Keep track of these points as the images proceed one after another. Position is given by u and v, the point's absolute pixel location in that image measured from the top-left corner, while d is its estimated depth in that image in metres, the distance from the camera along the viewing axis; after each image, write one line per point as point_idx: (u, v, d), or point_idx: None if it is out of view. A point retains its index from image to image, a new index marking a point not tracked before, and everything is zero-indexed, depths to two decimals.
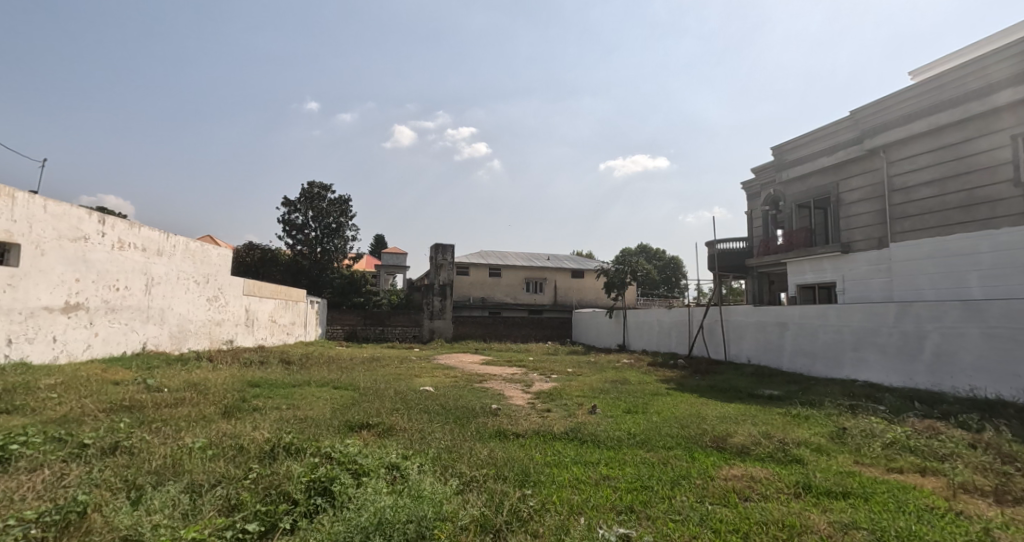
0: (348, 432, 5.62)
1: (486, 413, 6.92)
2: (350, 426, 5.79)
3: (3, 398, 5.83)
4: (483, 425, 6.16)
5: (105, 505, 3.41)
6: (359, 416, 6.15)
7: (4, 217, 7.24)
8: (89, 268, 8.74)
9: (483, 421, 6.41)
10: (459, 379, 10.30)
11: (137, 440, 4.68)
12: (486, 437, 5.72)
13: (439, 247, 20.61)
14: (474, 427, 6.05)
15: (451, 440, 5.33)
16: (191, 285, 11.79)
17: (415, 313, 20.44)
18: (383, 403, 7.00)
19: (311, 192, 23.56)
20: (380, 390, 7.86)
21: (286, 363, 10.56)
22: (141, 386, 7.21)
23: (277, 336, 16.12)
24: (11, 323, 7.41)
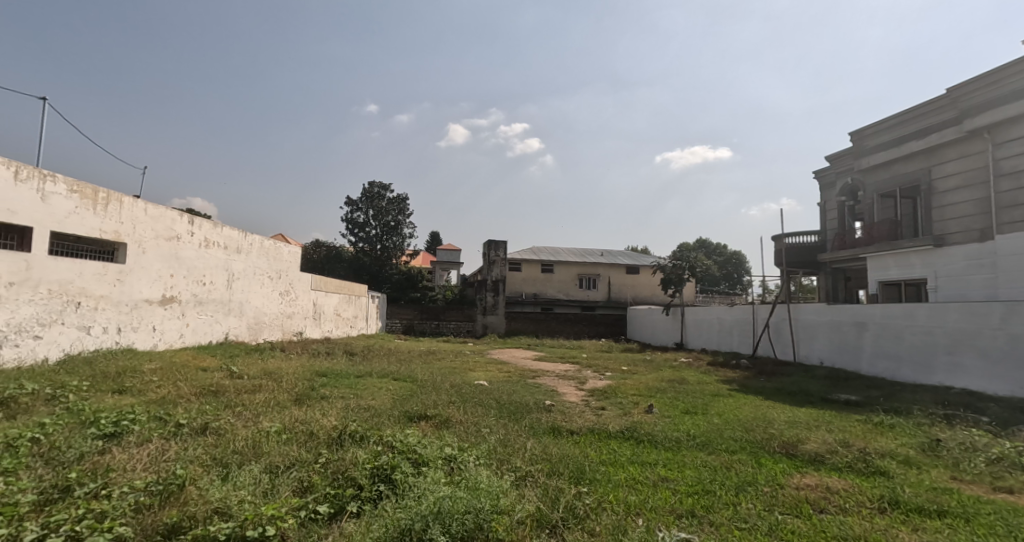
0: (407, 422, 5.73)
1: (540, 409, 6.88)
2: (408, 417, 5.91)
3: (114, 379, 6.39)
4: (537, 421, 6.11)
5: (198, 479, 3.65)
6: (417, 407, 6.27)
7: (112, 219, 7.89)
8: (181, 265, 9.41)
9: (537, 416, 6.37)
10: (512, 375, 10.29)
11: (223, 422, 4.97)
12: (540, 433, 5.66)
13: (492, 243, 20.71)
14: (528, 423, 6.01)
15: (505, 435, 5.32)
16: (266, 280, 12.44)
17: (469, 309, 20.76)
18: (439, 395, 7.11)
19: (371, 191, 24.32)
20: (437, 383, 7.99)
21: (349, 354, 11.00)
22: (224, 373, 7.70)
23: (341, 329, 16.79)
24: (120, 313, 8.10)
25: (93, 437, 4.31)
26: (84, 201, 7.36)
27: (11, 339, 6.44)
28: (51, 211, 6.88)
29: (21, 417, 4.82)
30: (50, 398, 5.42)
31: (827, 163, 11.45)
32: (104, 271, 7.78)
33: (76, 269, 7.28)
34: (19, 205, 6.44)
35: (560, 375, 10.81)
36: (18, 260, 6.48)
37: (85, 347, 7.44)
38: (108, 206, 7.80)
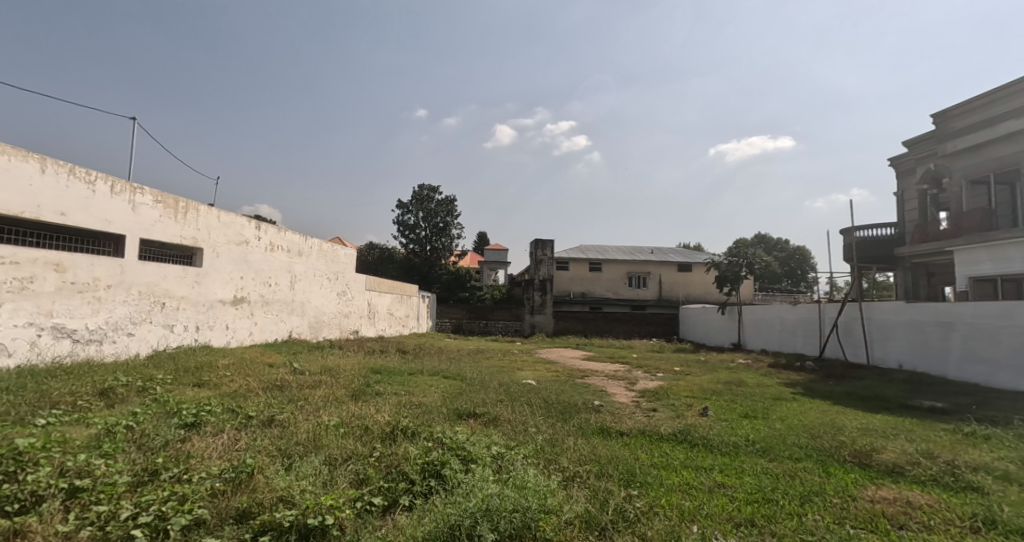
0: (456, 419, 5.72)
1: (589, 409, 6.70)
2: (457, 414, 5.90)
3: (193, 373, 6.78)
4: (585, 421, 5.96)
5: (265, 468, 3.77)
6: (466, 405, 6.24)
7: (189, 226, 8.47)
8: (249, 267, 9.91)
9: (587, 416, 6.21)
10: (561, 374, 10.14)
11: (288, 415, 5.12)
12: (589, 433, 5.51)
13: (539, 242, 20.57)
14: (576, 423, 5.86)
15: (553, 434, 5.19)
16: (325, 281, 12.85)
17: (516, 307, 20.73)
18: (488, 394, 7.06)
19: (421, 194, 24.72)
20: (485, 381, 7.97)
21: (401, 351, 11.19)
22: (287, 368, 8.00)
23: (394, 328, 17.17)
24: (198, 313, 8.67)
25: (176, 426, 4.56)
26: (167, 210, 7.98)
27: (109, 337, 7.06)
28: (139, 221, 7.49)
29: (115, 407, 5.18)
30: (141, 390, 5.80)
31: (905, 148, 10.63)
32: (183, 274, 8.35)
33: (161, 272, 7.90)
34: (113, 215, 7.04)
35: (609, 375, 10.59)
36: (114, 264, 7.10)
37: (169, 344, 8.06)
38: (187, 215, 8.42)
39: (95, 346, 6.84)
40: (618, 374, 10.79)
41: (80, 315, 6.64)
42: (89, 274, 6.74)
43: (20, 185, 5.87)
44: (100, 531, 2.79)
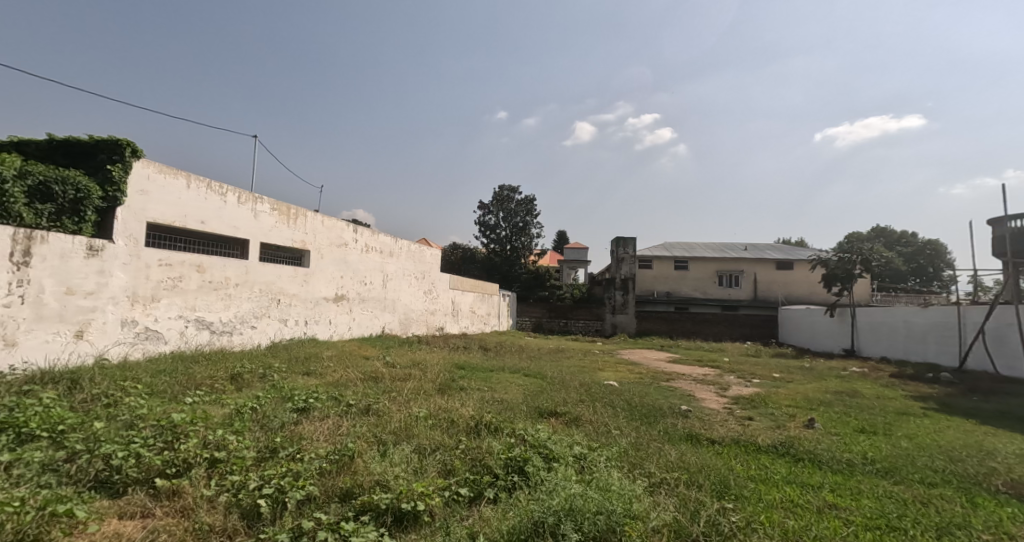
0: (538, 417, 5.51)
1: (676, 414, 6.20)
2: (538, 412, 5.69)
3: (304, 363, 7.21)
4: (672, 426, 5.50)
5: (364, 452, 3.87)
6: (548, 403, 6.02)
7: (299, 229, 9.06)
8: (348, 268, 10.40)
9: (673, 421, 5.74)
10: (644, 376, 9.64)
11: (383, 405, 5.21)
12: (677, 440, 5.06)
13: (620, 239, 19.82)
14: (662, 428, 5.43)
15: (637, 438, 4.82)
16: (413, 280, 13.22)
17: (596, 306, 20.25)
18: (569, 393, 6.79)
19: (501, 194, 24.85)
20: (566, 381, 7.70)
21: (484, 349, 11.22)
22: (381, 361, 8.27)
23: (476, 325, 17.40)
24: (307, 309, 9.25)
25: (290, 410, 4.82)
26: (281, 217, 8.62)
27: (237, 329, 7.82)
28: (260, 226, 8.21)
29: (242, 390, 5.60)
30: (262, 376, 6.23)
31: None
32: (295, 273, 8.96)
33: (276, 272, 8.52)
34: (240, 222, 7.81)
35: (697, 378, 9.91)
36: (241, 266, 7.83)
37: (284, 337, 8.70)
38: (298, 220, 9.03)
39: (228, 337, 7.63)
40: (707, 378, 10.04)
41: (216, 310, 7.44)
42: (222, 273, 7.53)
43: (174, 197, 6.75)
44: (234, 498, 3.17)
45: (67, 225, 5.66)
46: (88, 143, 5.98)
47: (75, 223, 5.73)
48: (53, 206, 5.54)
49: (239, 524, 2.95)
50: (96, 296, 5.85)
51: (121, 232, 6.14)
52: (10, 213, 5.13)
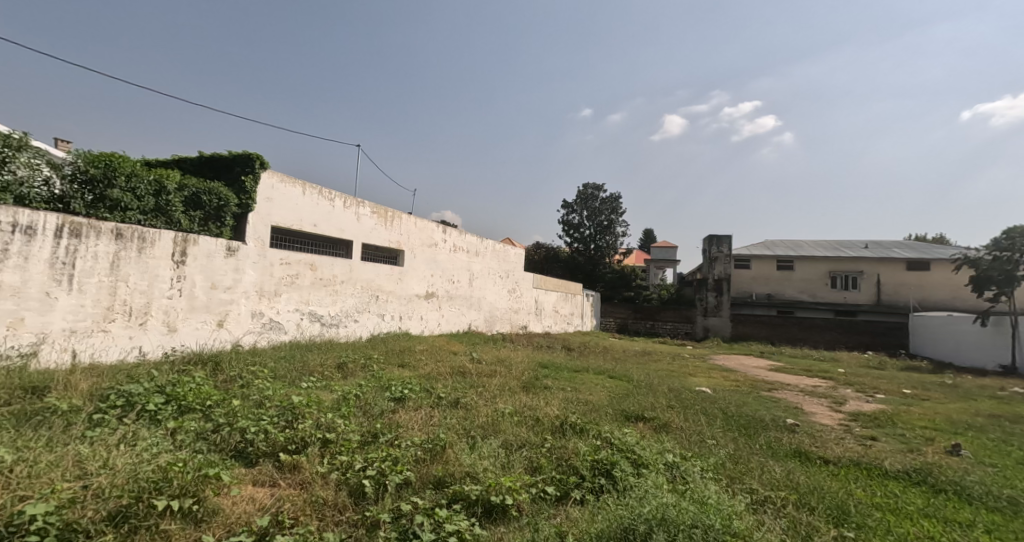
0: (624, 421, 5.08)
1: (780, 428, 5.38)
2: (624, 416, 5.25)
3: (399, 355, 7.36)
4: (776, 440, 4.74)
5: (455, 443, 3.74)
6: (635, 407, 5.56)
7: (395, 231, 9.32)
8: (438, 267, 10.57)
9: (777, 435, 4.96)
10: (742, 385, 8.78)
11: (471, 399, 5.10)
12: (781, 456, 4.34)
13: (713, 238, 18.49)
14: (764, 442, 4.70)
15: (736, 450, 4.23)
16: (497, 278, 13.19)
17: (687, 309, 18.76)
18: (658, 398, 6.26)
19: (586, 193, 24.33)
20: (654, 385, 7.17)
21: (568, 348, 10.90)
22: (468, 357, 8.27)
23: (560, 324, 17.09)
24: (401, 305, 9.49)
25: (388, 399, 4.86)
26: (380, 219, 8.91)
27: (343, 322, 8.16)
28: (362, 228, 8.50)
29: (347, 378, 5.78)
30: (364, 365, 6.41)
31: None
32: (391, 271, 9.21)
33: (376, 270, 8.80)
34: (345, 224, 8.13)
35: (805, 390, 8.82)
36: (345, 264, 8.15)
37: (381, 331, 8.98)
38: (395, 222, 9.30)
39: (336, 329, 8.00)
40: (817, 390, 8.90)
41: (326, 304, 7.82)
42: (331, 271, 7.89)
43: (292, 202, 7.17)
44: (343, 476, 3.18)
45: (212, 230, 6.26)
46: (227, 157, 6.54)
47: (217, 228, 6.32)
48: (202, 213, 6.14)
49: (347, 500, 2.94)
50: (231, 290, 6.40)
51: (251, 234, 6.63)
52: (172, 220, 5.81)
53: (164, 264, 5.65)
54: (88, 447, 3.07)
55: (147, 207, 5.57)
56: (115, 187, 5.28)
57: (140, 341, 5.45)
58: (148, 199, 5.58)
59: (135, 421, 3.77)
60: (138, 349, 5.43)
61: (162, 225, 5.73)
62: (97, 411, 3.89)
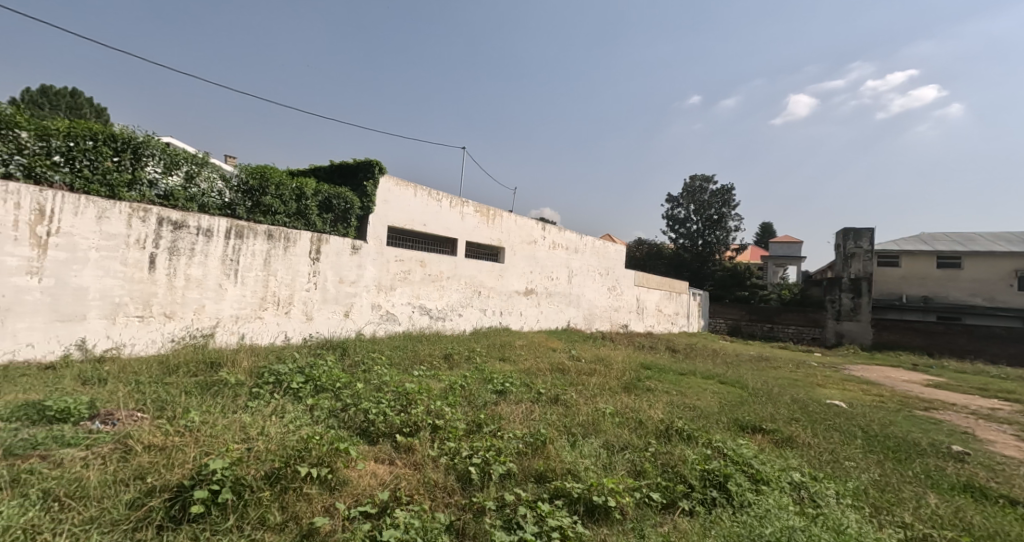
0: (737, 432, 4.80)
1: (942, 456, 4.66)
2: (738, 426, 4.95)
3: (501, 349, 7.70)
4: (937, 469, 4.17)
5: (555, 439, 3.91)
6: (751, 417, 5.23)
7: (496, 230, 9.69)
8: (536, 264, 10.82)
9: (940, 464, 4.33)
10: (888, 401, 7.82)
11: (570, 397, 5.22)
12: (945, 489, 3.82)
13: (847, 232, 16.67)
14: (920, 469, 4.16)
15: (883, 476, 3.85)
16: (597, 276, 13.13)
17: (814, 310, 17.03)
18: (777, 408, 5.85)
19: (694, 185, 23.23)
20: (773, 394, 6.69)
21: (673, 349, 10.57)
22: (567, 354, 8.38)
23: (664, 324, 16.56)
24: (501, 301, 9.87)
25: (490, 391, 5.15)
26: (482, 217, 9.33)
27: (448, 316, 8.71)
28: (465, 227, 8.96)
29: (453, 369, 6.18)
30: (468, 357, 6.82)
31: None
32: (493, 268, 9.61)
33: (478, 267, 9.24)
34: (451, 224, 8.64)
35: (975, 412, 7.59)
36: (451, 262, 8.67)
37: (483, 325, 9.44)
38: (496, 220, 9.68)
39: (442, 322, 8.57)
40: (995, 414, 7.60)
41: (434, 298, 8.39)
42: (438, 267, 8.44)
43: (404, 204, 7.77)
44: (451, 462, 3.47)
45: (340, 230, 7.01)
46: (352, 164, 7.28)
47: (344, 229, 7.05)
48: (332, 215, 6.90)
49: (455, 485, 3.20)
50: (355, 284, 7.12)
51: (370, 234, 7.29)
52: (310, 222, 6.60)
53: (303, 261, 6.45)
54: (247, 417, 3.64)
55: (290, 210, 6.39)
56: (268, 194, 6.12)
57: (286, 328, 6.31)
58: (291, 203, 6.40)
59: (282, 396, 4.40)
60: (284, 334, 6.29)
61: (302, 226, 6.53)
62: (255, 385, 4.61)
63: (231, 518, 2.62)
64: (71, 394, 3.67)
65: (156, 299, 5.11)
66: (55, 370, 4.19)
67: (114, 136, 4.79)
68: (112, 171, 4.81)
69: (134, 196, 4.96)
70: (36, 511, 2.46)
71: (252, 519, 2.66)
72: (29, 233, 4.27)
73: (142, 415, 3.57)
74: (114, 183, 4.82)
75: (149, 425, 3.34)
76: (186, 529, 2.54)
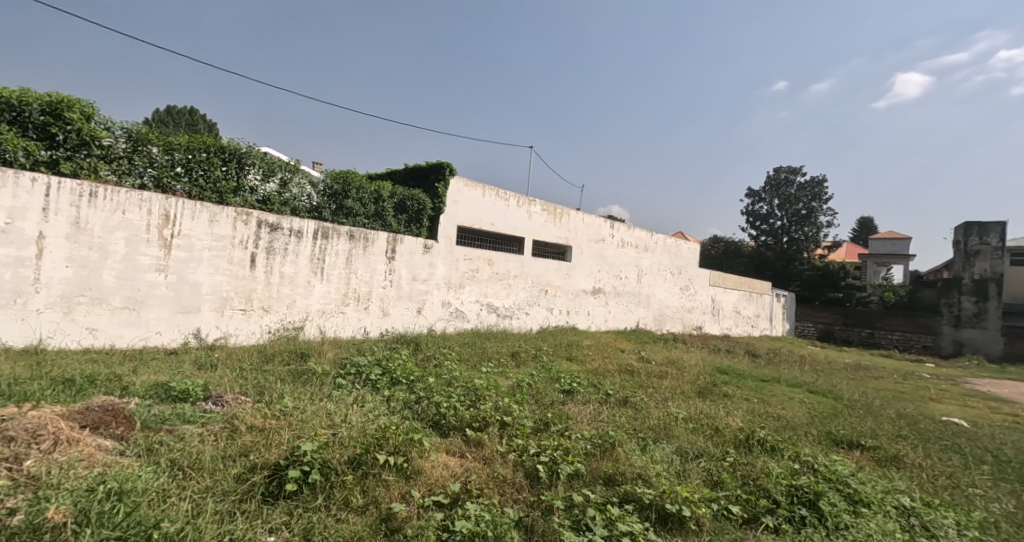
0: (831, 446, 4.52)
1: None
2: (831, 440, 4.66)
3: (567, 349, 7.74)
4: None
5: (625, 443, 3.92)
6: (846, 430, 4.90)
7: (564, 228, 9.73)
8: (605, 262, 10.73)
9: None
10: (1015, 420, 6.97)
11: (640, 399, 5.17)
12: None
13: (969, 227, 15.20)
14: None
15: (1017, 509, 3.49)
16: (668, 275, 12.79)
17: (924, 316, 15.62)
18: (877, 423, 5.43)
19: (778, 178, 21.99)
20: (874, 408, 6.20)
21: (753, 354, 10.09)
22: (636, 355, 8.25)
23: (742, 327, 15.82)
24: (568, 299, 9.90)
25: (558, 391, 5.21)
26: (550, 216, 9.40)
27: (516, 314, 8.86)
28: (532, 226, 9.08)
29: (521, 367, 6.31)
30: (535, 356, 6.92)
31: None
32: (560, 267, 9.66)
33: (545, 266, 9.32)
34: (518, 223, 8.79)
35: None
36: (518, 260, 8.81)
37: (549, 323, 9.51)
38: (563, 219, 9.71)
39: (510, 320, 8.74)
40: None
41: (501, 296, 8.57)
42: (506, 266, 8.61)
43: (473, 204, 8.00)
44: (519, 458, 3.58)
45: (414, 231, 7.34)
46: (425, 167, 7.60)
47: (417, 229, 7.38)
48: (406, 216, 7.24)
49: (524, 482, 3.30)
50: (427, 282, 7.44)
51: (440, 233, 7.58)
52: (387, 223, 6.97)
53: (380, 260, 6.83)
54: (332, 405, 3.95)
55: (370, 212, 6.77)
56: (349, 198, 6.53)
57: (365, 323, 6.72)
58: (370, 206, 6.78)
59: (362, 387, 4.72)
60: (363, 329, 6.70)
61: (379, 227, 6.90)
62: (338, 376, 4.96)
63: (320, 497, 2.87)
64: (190, 377, 4.16)
65: (256, 294, 5.62)
66: (176, 354, 4.77)
67: (222, 148, 5.33)
68: (221, 180, 5.36)
69: (238, 201, 5.50)
70: (167, 477, 2.81)
71: (338, 500, 2.90)
72: (158, 235, 4.86)
73: (245, 399, 3.96)
74: (223, 190, 5.37)
75: (251, 408, 3.71)
76: (282, 503, 2.80)
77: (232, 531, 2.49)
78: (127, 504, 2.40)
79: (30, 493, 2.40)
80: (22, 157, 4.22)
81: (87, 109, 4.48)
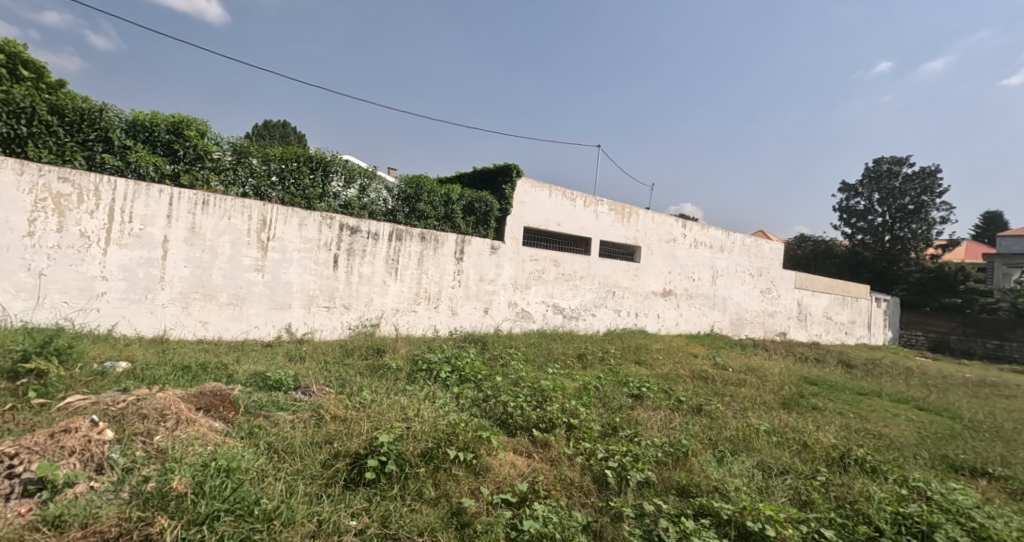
0: (948, 473, 4.12)
1: None
2: (949, 465, 4.25)
3: (635, 352, 7.62)
4: None
5: (699, 453, 3.82)
6: (965, 455, 4.46)
7: (632, 228, 9.58)
8: (676, 263, 10.43)
9: None
10: None
11: (715, 407, 5.00)
12: None
13: None
14: None
15: None
16: (747, 278, 12.19)
17: None
18: (1004, 448, 4.88)
19: (879, 169, 20.40)
20: (1003, 431, 5.57)
21: (847, 365, 9.39)
22: (710, 361, 7.96)
23: (833, 335, 14.75)
24: (637, 301, 9.72)
25: (626, 395, 5.16)
26: (618, 215, 9.30)
27: (582, 315, 8.84)
28: (600, 226, 9.01)
29: (587, 369, 6.30)
30: (603, 359, 6.88)
31: None
32: (628, 267, 9.51)
33: (613, 267, 9.22)
34: (585, 223, 8.77)
35: None
36: (585, 261, 8.78)
37: (617, 325, 9.39)
38: (632, 219, 9.56)
39: (576, 321, 8.73)
40: None
41: (568, 297, 8.58)
42: (573, 267, 8.60)
43: (541, 204, 8.09)
44: (587, 462, 3.59)
45: (482, 232, 7.52)
46: (492, 169, 7.76)
47: (485, 230, 7.56)
48: (474, 218, 7.44)
49: (592, 486, 3.31)
50: (494, 282, 7.59)
51: (508, 234, 7.71)
52: (456, 225, 7.20)
53: (450, 260, 7.06)
54: (405, 399, 4.15)
55: (440, 214, 7.03)
56: (422, 201, 6.81)
57: (436, 322, 6.98)
58: (441, 208, 7.03)
59: (433, 384, 4.92)
60: (434, 327, 6.96)
61: (448, 229, 7.14)
62: (411, 371, 5.21)
63: (396, 487, 3.05)
64: (283, 368, 4.53)
65: (339, 293, 6.01)
66: (271, 347, 5.21)
67: (311, 157, 5.76)
68: (310, 187, 5.78)
69: (324, 206, 5.91)
70: (266, 458, 3.09)
71: (412, 490, 3.06)
72: (256, 238, 5.34)
73: (329, 390, 4.26)
74: (311, 196, 5.79)
75: (334, 399, 3.99)
76: (362, 491, 2.99)
77: (319, 513, 2.70)
78: (234, 480, 2.64)
79: (158, 465, 2.74)
80: (152, 171, 4.79)
81: (201, 127, 5.01)
